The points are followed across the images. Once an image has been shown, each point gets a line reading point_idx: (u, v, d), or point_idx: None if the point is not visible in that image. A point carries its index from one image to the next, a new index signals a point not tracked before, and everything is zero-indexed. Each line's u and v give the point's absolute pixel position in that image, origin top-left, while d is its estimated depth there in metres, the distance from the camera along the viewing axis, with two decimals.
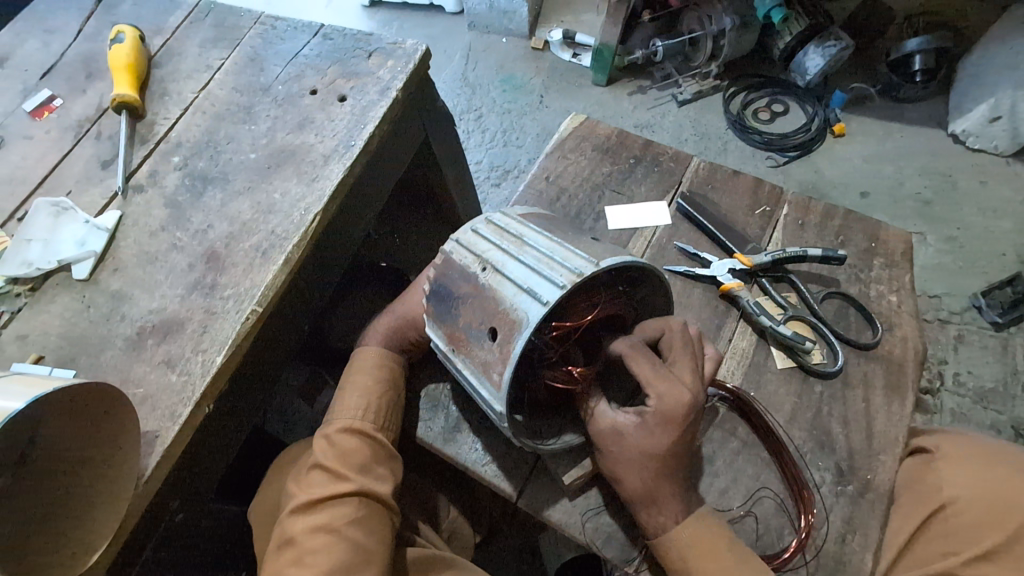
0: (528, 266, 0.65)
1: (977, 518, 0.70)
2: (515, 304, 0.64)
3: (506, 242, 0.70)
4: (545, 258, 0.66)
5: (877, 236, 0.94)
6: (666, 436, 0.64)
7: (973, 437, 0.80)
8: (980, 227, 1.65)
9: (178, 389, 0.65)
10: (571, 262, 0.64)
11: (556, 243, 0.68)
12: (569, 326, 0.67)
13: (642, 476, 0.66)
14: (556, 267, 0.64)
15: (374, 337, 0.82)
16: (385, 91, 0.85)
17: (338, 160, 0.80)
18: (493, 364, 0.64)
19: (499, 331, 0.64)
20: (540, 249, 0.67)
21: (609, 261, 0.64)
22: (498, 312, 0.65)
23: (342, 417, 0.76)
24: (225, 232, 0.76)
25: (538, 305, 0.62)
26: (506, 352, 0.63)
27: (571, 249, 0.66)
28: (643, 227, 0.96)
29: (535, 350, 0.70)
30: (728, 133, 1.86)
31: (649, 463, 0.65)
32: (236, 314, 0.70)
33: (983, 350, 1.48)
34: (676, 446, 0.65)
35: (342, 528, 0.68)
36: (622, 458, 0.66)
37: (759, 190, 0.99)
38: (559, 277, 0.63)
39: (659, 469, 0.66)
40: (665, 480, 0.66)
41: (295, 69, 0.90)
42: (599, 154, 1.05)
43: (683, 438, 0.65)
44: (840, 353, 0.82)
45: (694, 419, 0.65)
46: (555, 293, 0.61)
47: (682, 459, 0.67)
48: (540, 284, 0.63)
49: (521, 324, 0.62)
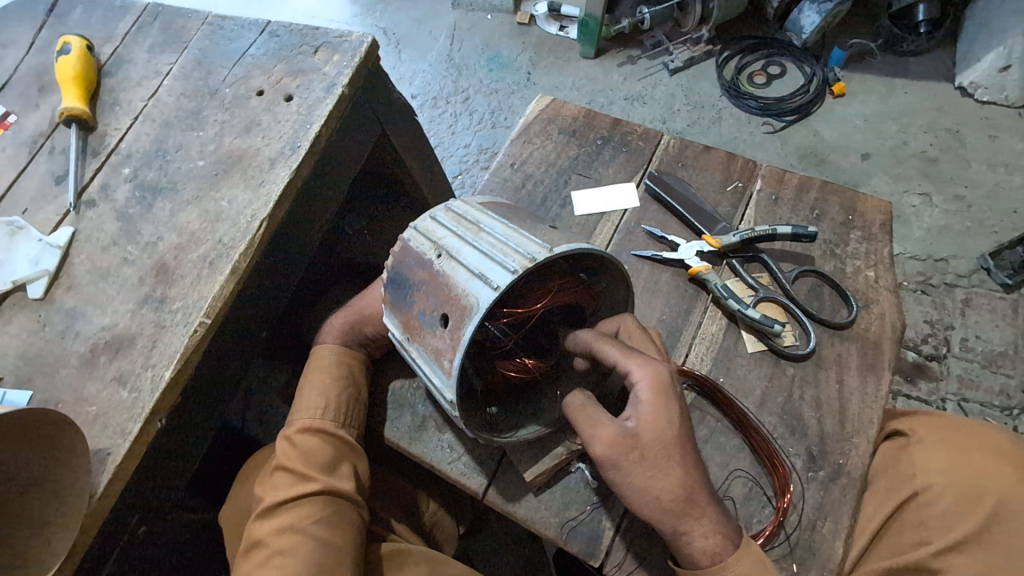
0: (482, 252, 0.60)
1: (949, 506, 0.68)
2: (467, 289, 0.58)
3: (463, 228, 0.64)
4: (499, 244, 0.60)
5: (855, 206, 0.89)
6: (670, 412, 0.60)
7: (953, 416, 0.78)
8: (988, 184, 1.58)
9: (128, 406, 0.65)
10: (525, 247, 0.59)
11: (513, 229, 0.62)
12: (520, 314, 0.64)
13: (668, 476, 0.59)
14: (510, 252, 0.59)
15: (332, 335, 0.80)
16: (332, 88, 0.83)
17: (285, 163, 0.78)
18: (444, 351, 0.59)
19: (451, 317, 0.59)
20: (496, 235, 0.61)
21: (564, 247, 0.58)
22: (450, 298, 0.60)
23: (300, 418, 0.76)
24: (174, 244, 0.75)
25: (489, 290, 0.56)
26: (456, 339, 0.57)
27: (528, 234, 0.61)
28: (611, 212, 0.93)
29: (490, 337, 0.67)
30: (721, 100, 1.79)
31: (669, 457, 0.59)
32: (183, 326, 0.69)
33: (992, 314, 1.43)
34: (683, 427, 0.61)
35: (308, 526, 0.68)
36: (645, 459, 0.59)
37: (732, 164, 0.95)
38: (511, 262, 0.57)
39: (683, 456, 0.59)
40: (691, 473, 0.59)
41: (242, 70, 0.88)
42: (565, 136, 1.02)
43: (682, 419, 0.61)
44: (813, 334, 0.79)
45: (681, 391, 0.63)
46: (506, 278, 0.56)
47: (694, 443, 0.61)
48: (492, 269, 0.58)
49: (471, 310, 0.57)
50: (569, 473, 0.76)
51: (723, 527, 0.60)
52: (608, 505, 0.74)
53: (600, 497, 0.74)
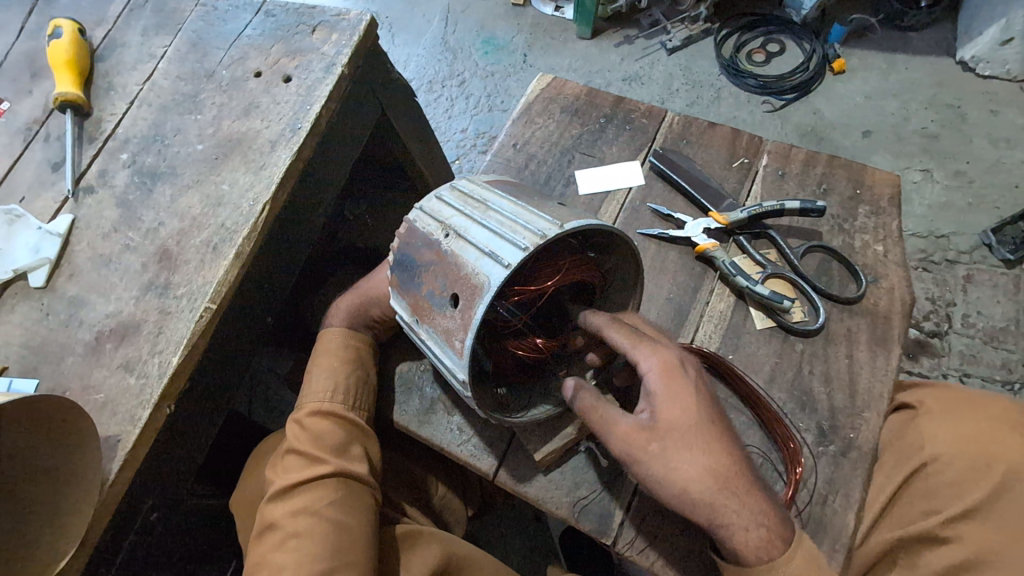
0: (491, 230, 0.59)
1: (959, 475, 0.68)
2: (476, 269, 0.57)
3: (470, 207, 0.63)
4: (508, 222, 0.59)
5: (862, 181, 0.89)
6: (680, 394, 0.60)
7: (960, 387, 0.78)
8: (990, 159, 1.57)
9: (136, 393, 0.65)
10: (534, 224, 0.58)
11: (521, 206, 0.61)
12: (531, 293, 0.63)
13: (692, 462, 0.58)
14: (519, 230, 0.58)
15: (339, 317, 0.79)
16: (331, 68, 0.81)
17: (285, 146, 0.77)
18: (455, 332, 0.59)
19: (461, 296, 0.58)
20: (504, 213, 0.60)
21: (574, 224, 0.57)
22: (459, 278, 0.59)
23: (310, 401, 0.75)
24: (176, 229, 0.74)
25: (499, 268, 0.55)
26: (467, 319, 0.57)
27: (537, 211, 0.60)
28: (616, 190, 0.93)
29: (499, 318, 0.66)
30: (721, 79, 1.77)
31: (686, 442, 0.59)
32: (189, 312, 0.69)
33: (993, 289, 1.43)
34: (700, 411, 0.60)
35: (322, 509, 0.67)
36: (662, 446, 0.59)
37: (737, 141, 0.94)
38: (521, 239, 0.56)
39: (705, 441, 0.59)
40: (716, 456, 0.58)
41: (239, 51, 0.86)
42: (568, 115, 1.00)
43: (695, 400, 0.60)
44: (822, 309, 0.79)
45: (692, 373, 0.62)
46: (517, 256, 0.55)
47: (716, 425, 0.60)
48: (501, 247, 0.57)
49: (482, 289, 0.56)
50: (579, 452, 0.76)
51: (766, 516, 0.58)
52: (619, 483, 0.74)
53: (611, 475, 0.74)
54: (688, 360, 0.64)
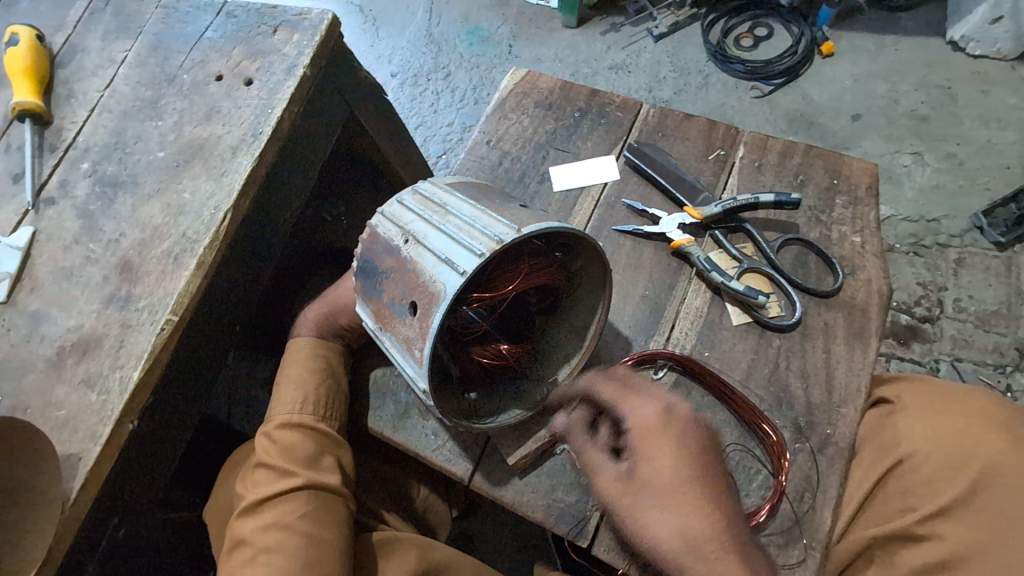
0: (449, 235, 0.58)
1: (934, 472, 0.67)
2: (433, 276, 0.56)
3: (430, 212, 0.62)
4: (466, 227, 0.58)
5: (840, 170, 0.87)
6: (666, 449, 0.57)
7: (935, 380, 0.77)
8: (981, 140, 1.55)
9: (98, 409, 0.64)
10: (491, 229, 0.56)
11: (480, 210, 0.60)
12: (491, 298, 0.61)
13: (670, 520, 0.54)
14: (476, 235, 0.56)
15: (307, 325, 0.78)
16: (292, 69, 0.79)
17: (246, 151, 0.75)
18: (414, 340, 0.57)
19: (420, 304, 0.57)
20: (463, 218, 0.59)
21: (531, 227, 0.56)
22: (418, 286, 0.57)
23: (279, 412, 0.73)
24: (138, 240, 0.73)
25: (455, 275, 0.54)
26: (426, 326, 0.55)
27: (496, 215, 0.58)
28: (591, 186, 0.91)
29: (460, 321, 0.64)
30: (709, 65, 1.74)
31: (668, 500, 0.55)
32: (150, 325, 0.67)
33: (985, 273, 1.41)
34: (682, 465, 0.56)
35: (293, 522, 0.66)
36: (639, 502, 0.56)
37: (713, 132, 0.93)
38: (478, 245, 0.55)
39: (682, 497, 0.55)
40: (699, 516, 0.54)
41: (199, 54, 0.84)
42: (542, 110, 0.98)
43: (685, 455, 0.57)
44: (798, 303, 0.78)
45: (686, 428, 0.59)
46: (473, 262, 0.54)
47: (706, 485, 0.56)
48: (458, 253, 0.56)
49: (439, 297, 0.55)
50: (554, 455, 0.75)
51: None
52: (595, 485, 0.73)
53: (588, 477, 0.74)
54: (689, 415, 0.60)
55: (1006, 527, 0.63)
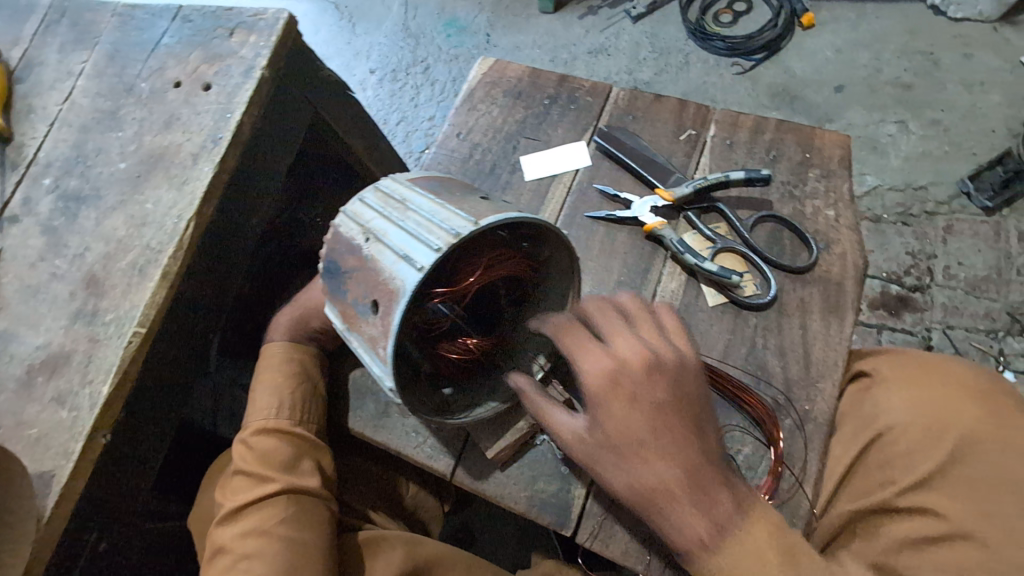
0: (408, 232, 0.57)
1: (912, 444, 0.67)
2: (393, 273, 0.55)
3: (390, 208, 0.61)
4: (424, 222, 0.57)
5: (813, 143, 0.86)
6: (621, 411, 0.53)
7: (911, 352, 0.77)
8: (965, 104, 1.53)
9: (69, 426, 0.64)
10: (449, 223, 0.55)
11: (439, 204, 0.59)
12: (450, 292, 0.62)
13: (626, 477, 0.53)
14: (433, 230, 0.55)
15: (280, 329, 0.78)
16: (250, 72, 0.78)
17: (207, 158, 0.75)
18: (378, 339, 0.57)
19: (381, 303, 0.56)
20: (421, 212, 0.58)
21: (489, 219, 0.55)
22: (379, 284, 0.57)
23: (255, 418, 0.73)
24: (103, 253, 0.72)
25: (413, 272, 0.53)
26: (387, 325, 0.55)
27: (454, 208, 0.58)
28: (563, 174, 0.90)
29: (425, 319, 0.64)
30: (688, 44, 1.72)
31: (621, 458, 0.54)
32: (118, 338, 0.67)
33: (974, 239, 1.40)
34: (635, 424, 0.53)
35: (272, 528, 0.66)
36: (597, 459, 0.55)
37: (684, 112, 0.91)
38: (435, 240, 0.54)
39: (636, 456, 0.53)
40: (653, 471, 0.53)
41: (157, 61, 0.83)
42: (511, 99, 0.97)
43: (642, 417, 0.53)
44: (773, 281, 0.77)
45: (638, 381, 0.54)
46: (430, 258, 0.53)
47: (665, 440, 0.53)
48: (416, 249, 0.55)
49: (398, 294, 0.54)
50: (534, 446, 0.74)
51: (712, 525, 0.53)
52: (576, 474, 0.73)
53: (569, 465, 0.73)
54: (648, 366, 0.55)
55: (981, 497, 0.61)
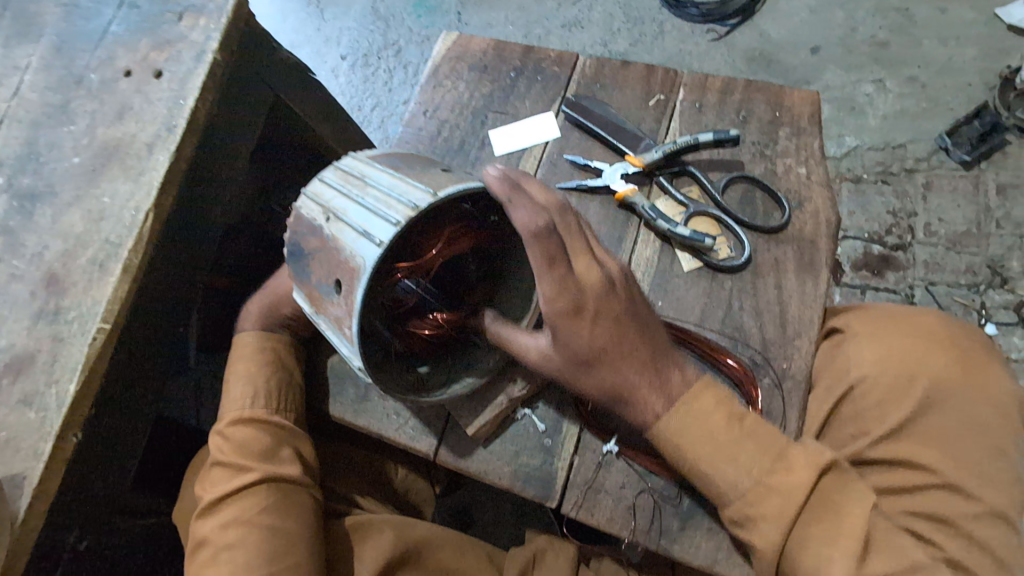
0: (367, 209, 0.56)
1: (884, 394, 0.69)
2: (353, 251, 0.54)
3: (350, 186, 0.60)
4: (383, 197, 0.56)
5: (782, 102, 0.85)
6: (587, 329, 0.58)
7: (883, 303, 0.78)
8: (941, 59, 1.52)
9: (38, 426, 0.63)
10: (407, 196, 0.54)
11: (398, 178, 0.58)
12: (410, 266, 0.61)
13: (596, 381, 0.61)
14: (392, 205, 0.54)
15: (251, 318, 0.76)
16: (201, 56, 0.76)
17: (162, 146, 0.73)
18: (344, 319, 0.56)
19: (343, 282, 0.55)
20: (380, 188, 0.57)
21: (448, 190, 0.54)
22: (340, 263, 0.56)
23: (230, 409, 0.72)
24: (62, 251, 0.70)
25: (373, 248, 0.52)
26: (351, 303, 0.54)
27: (413, 181, 0.56)
28: (533, 146, 0.88)
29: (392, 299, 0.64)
30: (662, 12, 1.69)
31: (587, 366, 0.60)
32: (82, 336, 0.66)
33: (953, 195, 1.40)
34: (598, 335, 0.59)
35: (253, 518, 0.65)
36: (571, 372, 0.61)
37: (652, 76, 0.90)
38: (394, 214, 0.53)
39: (603, 361, 0.60)
40: (617, 375, 0.60)
41: (106, 51, 0.80)
42: (477, 73, 0.95)
43: (606, 330, 0.59)
44: (747, 242, 0.77)
45: (598, 299, 0.58)
46: (390, 233, 0.52)
47: (626, 344, 0.60)
48: (375, 225, 0.54)
49: (359, 272, 0.53)
50: (516, 421, 0.74)
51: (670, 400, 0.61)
52: (559, 447, 0.73)
53: (552, 439, 0.73)
54: (605, 285, 0.59)
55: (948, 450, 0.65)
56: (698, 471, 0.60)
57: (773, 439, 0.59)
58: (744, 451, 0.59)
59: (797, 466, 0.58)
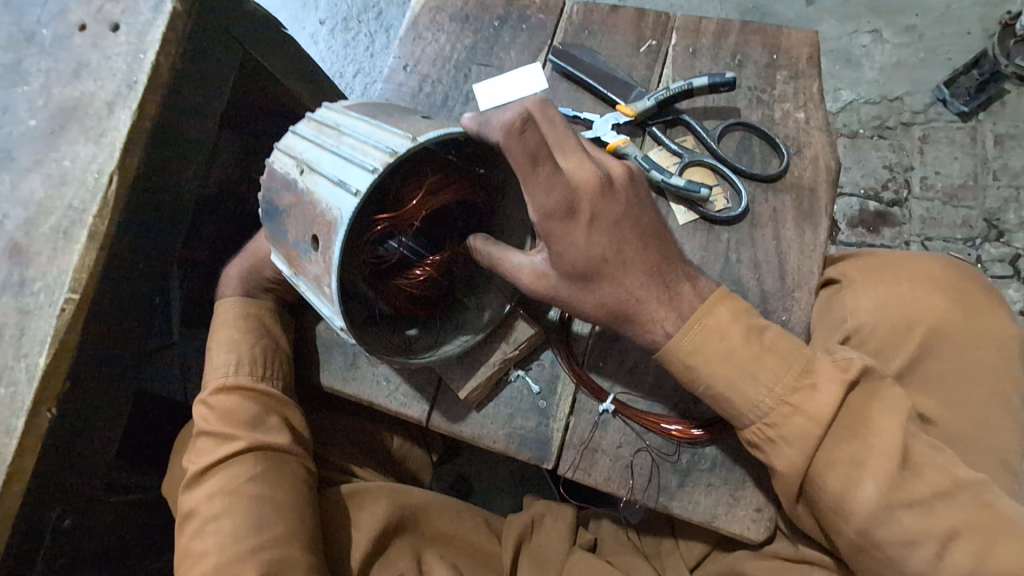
0: (342, 158, 0.53)
1: (882, 340, 0.68)
2: (330, 203, 0.51)
3: (324, 136, 0.56)
4: (359, 145, 0.52)
5: (779, 44, 0.81)
6: (581, 235, 0.56)
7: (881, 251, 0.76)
8: (940, 6, 1.46)
9: (9, 402, 0.60)
10: (384, 142, 0.51)
11: (374, 126, 0.54)
12: (389, 216, 0.60)
13: (595, 296, 0.58)
14: (369, 152, 0.51)
15: (232, 286, 0.74)
16: (159, 6, 0.71)
17: (123, 105, 0.68)
18: (323, 276, 0.53)
19: (320, 237, 0.52)
20: (356, 136, 0.54)
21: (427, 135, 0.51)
22: (316, 217, 0.53)
23: (213, 378, 0.70)
24: (23, 219, 0.66)
25: (349, 198, 0.49)
26: (329, 259, 0.51)
27: (390, 127, 0.53)
28: (520, 99, 0.84)
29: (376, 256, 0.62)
30: None
31: (586, 281, 0.58)
32: (50, 308, 0.62)
33: (950, 147, 1.37)
34: (595, 242, 0.56)
35: (241, 487, 0.64)
36: (568, 289, 0.59)
37: (643, 21, 0.85)
38: (371, 162, 0.50)
39: (601, 270, 0.57)
40: (618, 287, 0.58)
41: (56, 4, 0.74)
42: (459, 24, 0.90)
43: (602, 237, 0.56)
44: (744, 192, 0.73)
45: (591, 201, 0.56)
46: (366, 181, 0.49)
47: (624, 252, 0.57)
48: (352, 174, 0.51)
49: (336, 224, 0.50)
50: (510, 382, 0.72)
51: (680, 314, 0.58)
52: (553, 407, 0.71)
53: (547, 400, 0.71)
54: (597, 189, 0.56)
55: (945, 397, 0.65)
56: (716, 391, 0.58)
57: (796, 354, 0.57)
58: (764, 366, 0.57)
59: (821, 380, 0.56)
